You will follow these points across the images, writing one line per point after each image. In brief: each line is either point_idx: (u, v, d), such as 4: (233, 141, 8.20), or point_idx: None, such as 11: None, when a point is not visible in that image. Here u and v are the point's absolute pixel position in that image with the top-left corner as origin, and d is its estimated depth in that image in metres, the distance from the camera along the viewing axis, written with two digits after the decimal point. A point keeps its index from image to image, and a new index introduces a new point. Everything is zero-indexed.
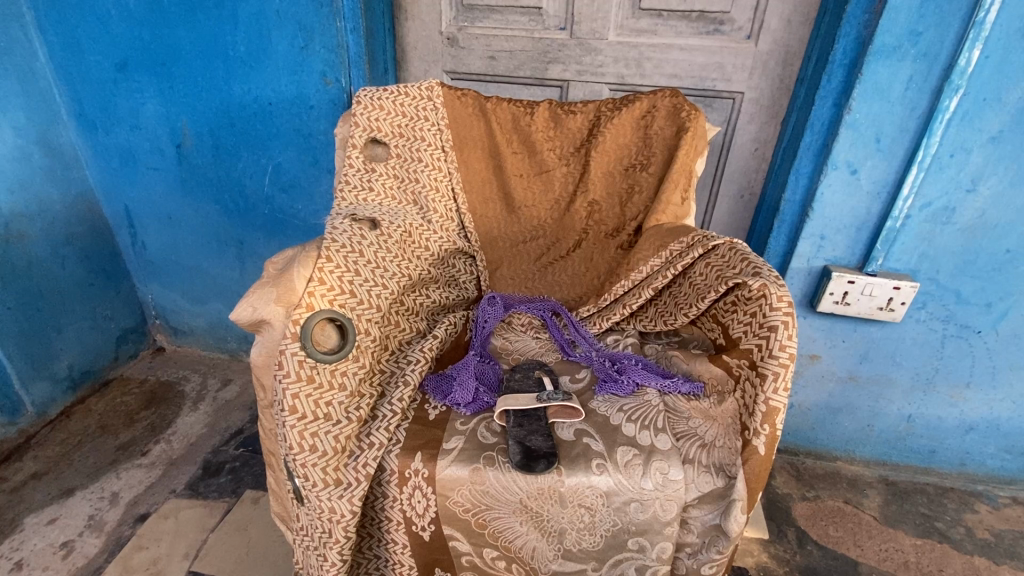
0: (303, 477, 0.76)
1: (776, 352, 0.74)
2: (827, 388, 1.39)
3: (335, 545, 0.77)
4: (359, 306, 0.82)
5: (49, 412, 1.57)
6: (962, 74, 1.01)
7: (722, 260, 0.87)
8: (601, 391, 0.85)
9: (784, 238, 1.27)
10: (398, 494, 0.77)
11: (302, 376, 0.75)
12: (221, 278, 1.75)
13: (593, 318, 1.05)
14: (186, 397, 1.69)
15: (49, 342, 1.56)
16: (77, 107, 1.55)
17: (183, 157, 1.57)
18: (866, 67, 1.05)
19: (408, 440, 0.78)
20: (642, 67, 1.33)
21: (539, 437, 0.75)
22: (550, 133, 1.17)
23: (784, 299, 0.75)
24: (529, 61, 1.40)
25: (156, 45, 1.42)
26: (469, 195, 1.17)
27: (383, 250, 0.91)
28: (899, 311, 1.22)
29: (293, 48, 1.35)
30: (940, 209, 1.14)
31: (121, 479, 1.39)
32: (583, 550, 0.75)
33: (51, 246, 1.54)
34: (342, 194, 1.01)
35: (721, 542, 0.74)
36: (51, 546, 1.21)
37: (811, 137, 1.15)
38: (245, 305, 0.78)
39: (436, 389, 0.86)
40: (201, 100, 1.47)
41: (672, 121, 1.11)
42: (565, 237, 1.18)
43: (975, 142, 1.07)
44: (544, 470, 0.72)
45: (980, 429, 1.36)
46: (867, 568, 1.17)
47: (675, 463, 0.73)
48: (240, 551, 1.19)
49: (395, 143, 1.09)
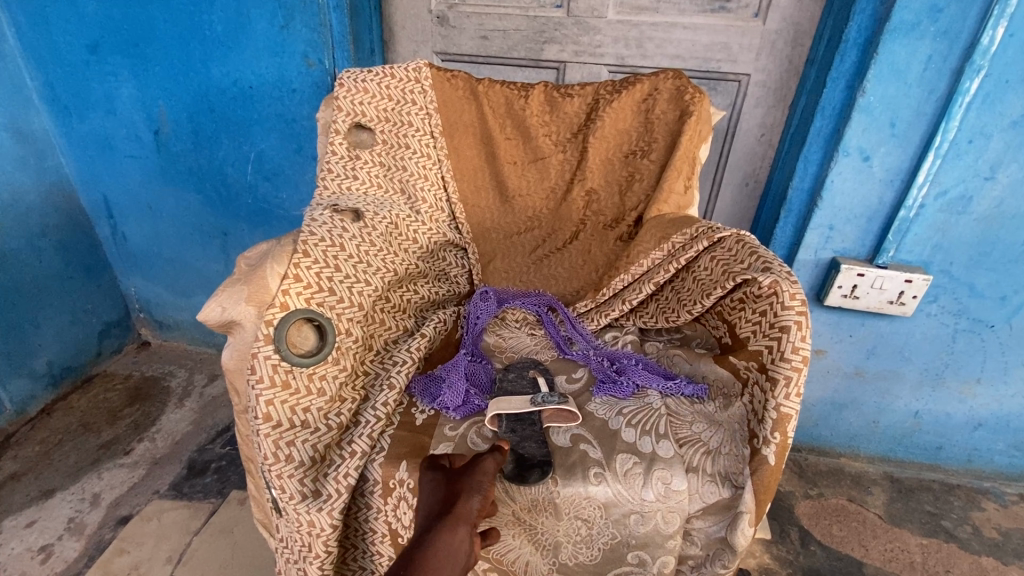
0: (279, 488, 0.70)
1: (789, 355, 0.68)
2: (832, 383, 1.35)
3: (316, 559, 0.72)
4: (339, 305, 0.77)
5: (29, 410, 1.52)
6: (985, 53, 0.94)
7: (729, 254, 0.81)
8: (600, 393, 0.79)
9: (791, 227, 1.21)
10: (383, 505, 0.72)
11: (277, 381, 0.70)
12: (203, 270, 1.69)
13: (590, 314, 0.99)
14: (172, 393, 1.64)
15: (27, 338, 1.50)
16: (48, 92, 1.47)
17: (161, 144, 1.50)
18: (883, 46, 0.98)
19: (394, 448, 0.72)
20: (643, 48, 1.26)
21: (534, 444, 0.71)
22: (545, 117, 1.10)
23: (796, 297, 0.70)
24: (523, 41, 1.33)
25: (129, 25, 1.35)
26: (460, 184, 1.11)
27: (367, 244, 0.85)
28: (910, 305, 1.17)
29: (272, 27, 1.27)
30: (957, 197, 1.08)
31: (103, 480, 1.34)
32: (580, 564, 0.70)
33: (27, 238, 1.47)
34: (324, 183, 0.95)
35: (726, 556, 0.69)
36: (29, 550, 1.17)
37: (822, 121, 1.09)
38: (213, 304, 0.72)
39: (424, 392, 0.80)
40: (178, 84, 1.40)
41: (675, 104, 1.04)
42: (562, 228, 1.12)
43: (995, 126, 1.01)
44: (539, 480, 0.67)
45: (989, 425, 1.31)
46: (873, 568, 1.13)
47: (678, 473, 0.68)
48: (225, 554, 1.15)
49: (381, 129, 1.03)
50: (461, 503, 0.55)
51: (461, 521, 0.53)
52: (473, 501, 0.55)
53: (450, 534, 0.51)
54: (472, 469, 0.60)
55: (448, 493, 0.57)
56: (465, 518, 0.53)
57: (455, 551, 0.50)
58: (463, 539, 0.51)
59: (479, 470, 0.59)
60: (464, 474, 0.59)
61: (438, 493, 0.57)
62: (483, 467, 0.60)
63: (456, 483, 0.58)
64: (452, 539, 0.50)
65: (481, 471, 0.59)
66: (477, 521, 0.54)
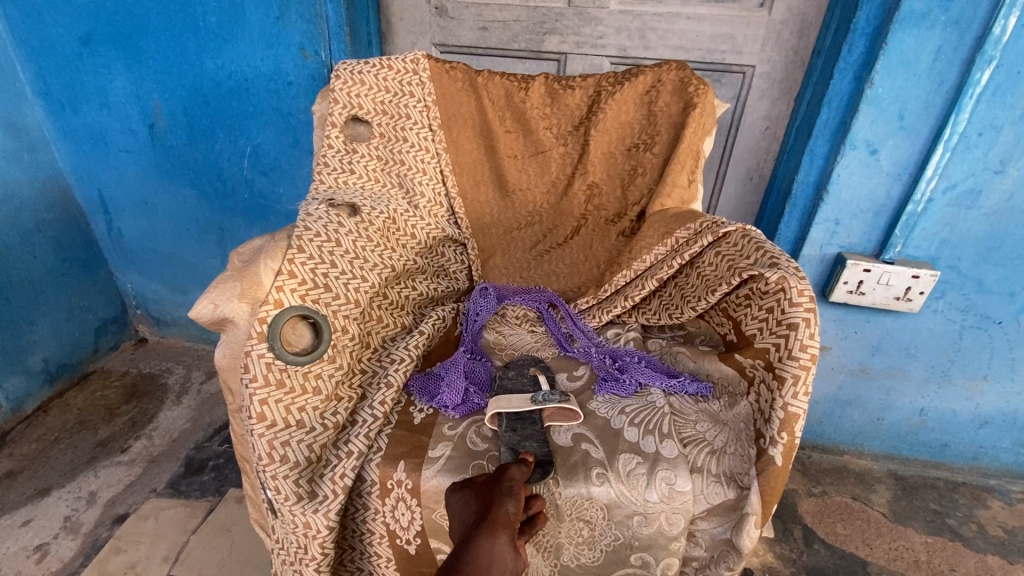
0: (274, 490, 0.69)
1: (797, 353, 0.66)
2: (836, 380, 1.33)
3: (312, 561, 0.71)
4: (335, 302, 0.75)
5: (25, 407, 1.51)
6: (997, 43, 0.92)
7: (734, 249, 0.79)
8: (602, 392, 0.78)
9: (796, 222, 1.19)
10: (380, 506, 0.70)
11: (271, 380, 0.69)
12: (200, 265, 1.67)
13: (592, 311, 0.97)
14: (169, 390, 1.62)
15: (22, 335, 1.48)
16: (42, 86, 1.45)
17: (156, 138, 1.47)
18: (891, 36, 0.96)
19: (391, 448, 0.71)
20: (645, 39, 1.24)
21: (535, 443, 0.68)
22: (546, 110, 1.08)
23: (805, 293, 0.68)
24: (523, 33, 1.31)
25: (122, 17, 1.32)
26: (459, 179, 1.09)
27: (363, 239, 0.83)
28: (917, 301, 1.15)
29: (267, 18, 1.25)
30: (965, 191, 1.06)
31: (100, 478, 1.32)
32: (582, 565, 0.68)
33: (21, 234, 1.45)
34: (320, 177, 0.93)
35: (731, 557, 0.68)
36: (25, 549, 1.16)
37: (828, 114, 1.07)
38: (205, 301, 0.71)
39: (422, 390, 0.78)
40: (172, 77, 1.37)
41: (678, 96, 1.02)
42: (563, 223, 1.10)
43: (1006, 119, 0.98)
44: (541, 479, 0.64)
45: (995, 422, 1.30)
46: (877, 567, 1.12)
47: (682, 473, 0.66)
48: (222, 554, 1.14)
49: (379, 122, 1.01)
50: (495, 510, 0.55)
51: (499, 526, 0.53)
52: (507, 506, 0.56)
53: (487, 541, 0.51)
54: (499, 477, 0.60)
55: (481, 504, 0.57)
56: (503, 524, 0.53)
57: (496, 555, 0.50)
58: (504, 545, 0.51)
59: (506, 475, 0.60)
60: (491, 482, 0.59)
61: (471, 505, 0.57)
62: (507, 472, 0.60)
63: (487, 490, 0.58)
64: (492, 546, 0.51)
65: (508, 477, 0.60)
66: (515, 525, 0.55)
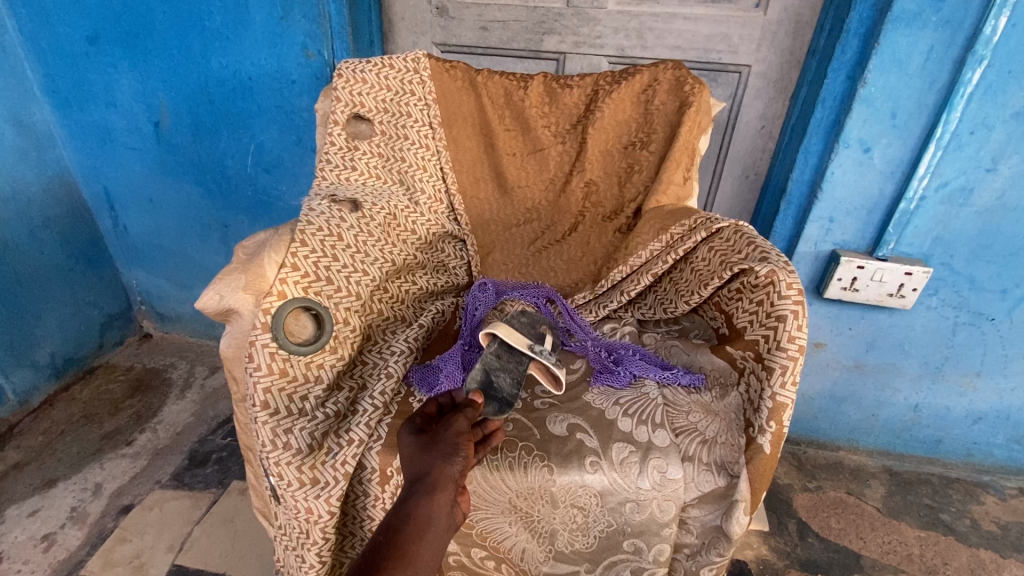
0: (277, 476, 0.71)
1: (785, 344, 0.68)
2: (830, 377, 1.35)
3: (313, 546, 0.73)
4: (337, 295, 0.77)
5: (32, 401, 1.53)
6: (987, 43, 0.94)
7: (727, 243, 0.81)
8: (596, 382, 0.80)
9: (791, 220, 1.21)
10: (380, 492, 0.72)
11: (275, 369, 0.71)
12: (203, 261, 1.69)
13: (589, 306, 0.99)
14: (173, 385, 1.65)
15: (29, 329, 1.51)
16: (49, 84, 1.48)
17: (161, 136, 1.50)
18: (884, 36, 0.98)
19: (391, 436, 0.73)
20: (643, 39, 1.26)
21: (507, 379, 0.70)
22: (545, 108, 1.10)
23: (794, 286, 0.70)
24: (523, 32, 1.33)
25: (129, 16, 1.35)
26: (459, 176, 1.11)
27: (364, 234, 0.85)
28: (911, 298, 1.16)
29: (271, 18, 1.27)
30: (958, 189, 1.07)
31: (105, 470, 1.35)
32: (576, 551, 0.71)
33: (28, 229, 1.48)
34: (323, 174, 0.95)
35: (721, 544, 0.70)
36: (32, 538, 1.18)
37: (822, 113, 1.09)
38: (210, 293, 0.73)
39: (421, 381, 0.80)
40: (178, 76, 1.40)
41: (674, 95, 1.04)
42: (561, 220, 1.12)
43: (997, 118, 1.00)
44: (494, 413, 0.69)
45: (990, 419, 1.31)
46: (870, 560, 1.13)
47: (674, 462, 0.68)
48: (226, 543, 1.16)
49: (380, 119, 1.03)
50: (438, 471, 0.55)
51: (439, 489, 0.54)
52: (451, 468, 0.56)
53: (426, 503, 0.52)
54: (445, 430, 0.59)
55: (423, 458, 0.56)
56: (443, 485, 0.54)
57: (434, 516, 0.52)
58: (443, 505, 0.53)
59: (454, 430, 0.59)
60: (438, 436, 0.58)
61: (414, 457, 0.57)
62: (454, 428, 0.59)
63: (432, 444, 0.58)
64: (430, 509, 0.52)
65: (455, 433, 0.59)
66: (458, 482, 0.56)
